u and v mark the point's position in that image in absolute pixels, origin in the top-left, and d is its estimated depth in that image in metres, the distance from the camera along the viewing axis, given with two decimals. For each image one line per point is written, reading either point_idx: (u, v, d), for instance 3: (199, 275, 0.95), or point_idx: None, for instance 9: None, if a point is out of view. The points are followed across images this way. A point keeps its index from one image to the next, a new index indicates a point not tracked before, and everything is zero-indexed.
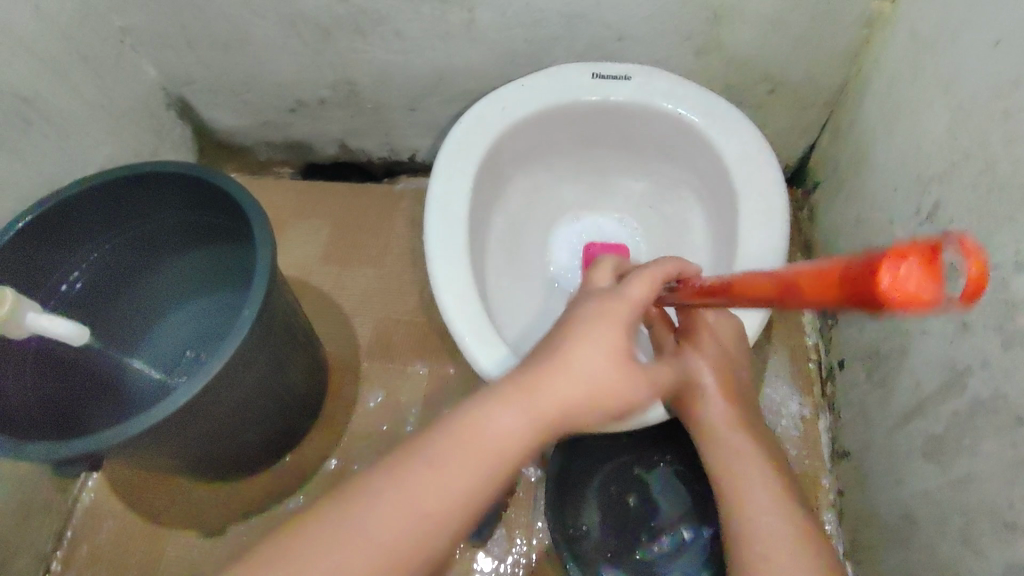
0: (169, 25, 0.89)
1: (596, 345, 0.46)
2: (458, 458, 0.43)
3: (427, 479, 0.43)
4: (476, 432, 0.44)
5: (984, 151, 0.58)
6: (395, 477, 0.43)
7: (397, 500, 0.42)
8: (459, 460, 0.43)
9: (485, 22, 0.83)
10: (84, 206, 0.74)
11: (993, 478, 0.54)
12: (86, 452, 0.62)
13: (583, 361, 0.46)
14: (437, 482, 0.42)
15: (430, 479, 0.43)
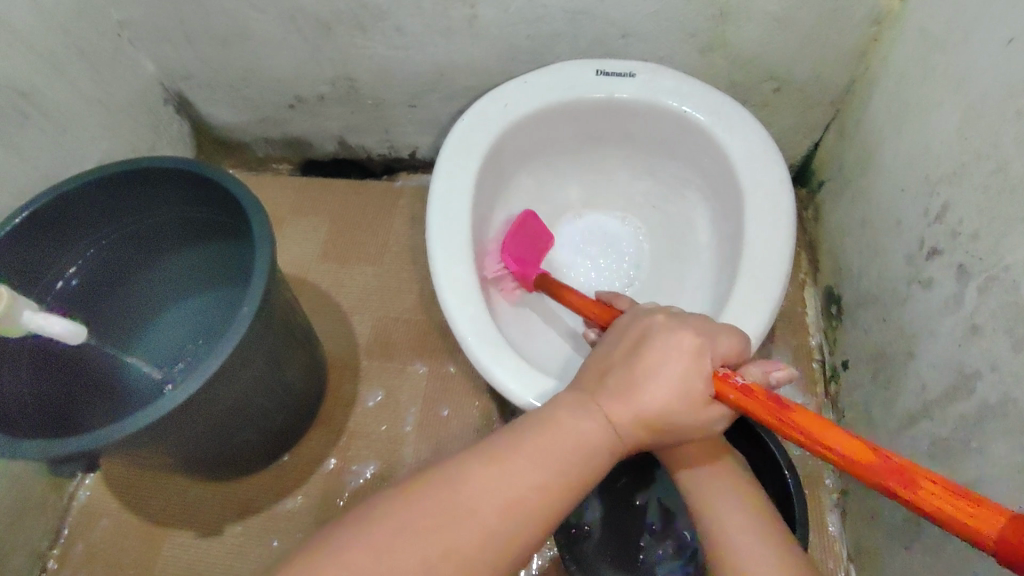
0: (167, 19, 0.88)
1: (684, 364, 0.47)
2: (540, 449, 0.45)
3: (505, 468, 0.44)
4: (555, 431, 0.46)
5: (996, 152, 0.57)
6: (477, 473, 0.44)
7: (479, 494, 0.43)
8: (542, 452, 0.45)
9: (489, 18, 0.82)
10: (81, 202, 0.74)
11: (1000, 484, 0.53)
12: (80, 452, 0.61)
13: (672, 379, 0.47)
14: (521, 474, 0.44)
15: (509, 468, 0.44)
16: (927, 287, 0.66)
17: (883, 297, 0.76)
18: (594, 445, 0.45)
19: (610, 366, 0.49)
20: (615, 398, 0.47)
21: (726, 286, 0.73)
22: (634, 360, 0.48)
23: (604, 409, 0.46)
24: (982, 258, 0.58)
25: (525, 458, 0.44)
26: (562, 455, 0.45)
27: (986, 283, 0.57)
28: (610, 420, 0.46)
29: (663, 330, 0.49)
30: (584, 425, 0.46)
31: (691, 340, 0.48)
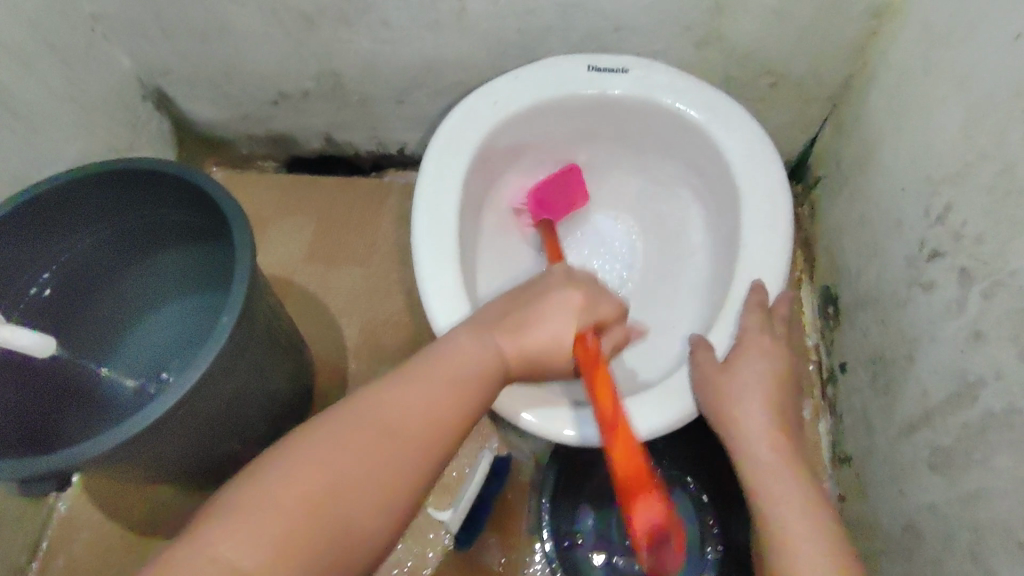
0: (142, 12, 0.85)
1: (566, 317, 0.56)
2: (434, 369, 0.49)
3: (407, 385, 0.48)
4: (446, 357, 0.50)
5: (1003, 152, 0.55)
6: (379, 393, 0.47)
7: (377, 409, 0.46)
8: (431, 369, 0.49)
9: (477, 11, 0.79)
10: (53, 208, 0.71)
11: (1006, 496, 0.51)
12: (52, 470, 0.59)
13: (553, 322, 0.56)
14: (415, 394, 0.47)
15: (408, 385, 0.48)
16: (928, 291, 0.64)
17: (881, 299, 0.74)
18: (485, 362, 0.51)
19: (513, 308, 0.56)
20: (508, 331, 0.54)
21: (722, 290, 0.71)
22: (532, 303, 0.57)
23: (495, 340, 0.53)
24: (987, 263, 0.56)
25: (420, 375, 0.49)
26: (449, 376, 0.49)
27: (990, 288, 0.56)
28: (499, 347, 0.53)
29: (558, 287, 0.58)
30: (478, 347, 0.52)
31: (578, 299, 0.58)
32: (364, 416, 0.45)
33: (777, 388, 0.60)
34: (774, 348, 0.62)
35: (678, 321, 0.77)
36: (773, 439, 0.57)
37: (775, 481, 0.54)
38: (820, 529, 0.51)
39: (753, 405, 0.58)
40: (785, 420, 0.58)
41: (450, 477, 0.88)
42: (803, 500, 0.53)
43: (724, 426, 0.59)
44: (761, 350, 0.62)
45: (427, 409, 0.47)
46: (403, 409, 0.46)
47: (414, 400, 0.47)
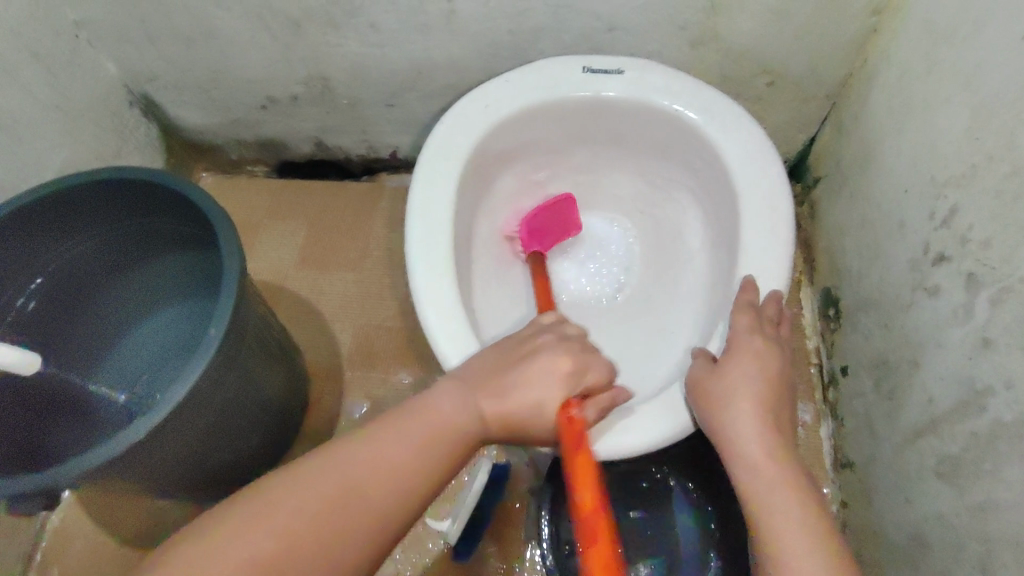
0: (126, 17, 0.83)
1: (548, 380, 0.56)
2: (404, 428, 0.51)
3: (378, 446, 0.49)
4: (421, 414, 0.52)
5: (1009, 154, 0.53)
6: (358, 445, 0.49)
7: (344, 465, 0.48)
8: (403, 432, 0.51)
9: (467, 12, 0.77)
10: (39, 216, 0.69)
11: (1017, 508, 0.50)
12: (36, 489, 0.57)
13: (531, 389, 0.56)
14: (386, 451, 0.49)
15: (377, 442, 0.50)
16: (932, 295, 0.63)
17: (884, 302, 0.72)
18: (459, 427, 0.53)
19: (493, 365, 0.57)
20: (489, 396, 0.55)
21: (721, 296, 0.69)
22: (518, 364, 0.57)
23: (473, 404, 0.54)
24: (994, 268, 0.55)
25: (393, 434, 0.50)
26: (421, 438, 0.51)
27: (998, 294, 0.54)
28: (477, 411, 0.54)
29: (545, 352, 0.58)
30: (453, 411, 0.53)
31: (566, 365, 0.57)
32: (330, 478, 0.47)
33: (773, 391, 0.58)
34: (766, 352, 0.60)
35: (677, 328, 0.75)
36: (769, 450, 0.54)
37: (771, 494, 0.52)
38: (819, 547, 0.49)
39: (748, 413, 0.56)
40: (780, 427, 0.56)
41: (450, 485, 0.87)
42: (801, 513, 0.51)
43: (718, 436, 0.56)
44: (755, 353, 0.59)
45: (391, 473, 0.48)
46: (372, 474, 0.48)
47: (381, 462, 0.49)
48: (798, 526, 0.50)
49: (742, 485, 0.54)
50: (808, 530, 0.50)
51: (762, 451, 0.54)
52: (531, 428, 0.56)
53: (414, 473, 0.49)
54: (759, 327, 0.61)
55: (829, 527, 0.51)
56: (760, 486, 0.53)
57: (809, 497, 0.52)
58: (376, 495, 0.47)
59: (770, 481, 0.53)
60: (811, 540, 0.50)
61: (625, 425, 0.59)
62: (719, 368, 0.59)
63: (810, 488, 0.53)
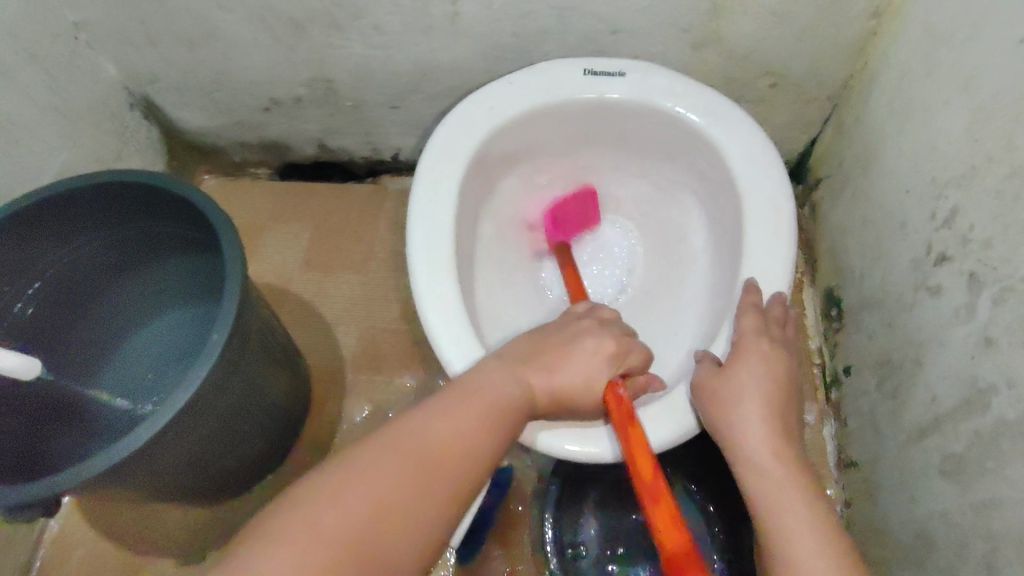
0: (127, 19, 0.83)
1: (593, 361, 0.59)
2: (466, 400, 0.52)
3: (442, 417, 0.50)
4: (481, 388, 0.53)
5: (1010, 155, 0.54)
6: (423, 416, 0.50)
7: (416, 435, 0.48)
8: (464, 402, 0.52)
9: (470, 14, 0.78)
10: (37, 222, 0.69)
11: (1021, 505, 0.50)
12: (39, 497, 0.57)
13: (581, 367, 0.59)
14: (454, 421, 0.50)
15: (441, 412, 0.50)
16: (935, 295, 0.63)
17: (887, 302, 0.73)
18: (514, 399, 0.54)
19: (540, 347, 0.59)
20: (539, 372, 0.57)
21: (725, 297, 0.70)
22: (565, 344, 0.60)
23: (529, 379, 0.56)
24: (996, 268, 0.55)
25: (455, 403, 0.51)
26: (483, 409, 0.52)
27: (1001, 294, 0.54)
28: (529, 385, 0.56)
29: (590, 335, 0.61)
30: (510, 384, 0.55)
31: (612, 344, 0.61)
32: (403, 448, 0.47)
33: (779, 394, 0.58)
34: (771, 353, 0.60)
35: (681, 329, 0.76)
36: (775, 448, 0.55)
37: (778, 492, 0.53)
38: (827, 542, 0.50)
39: (752, 412, 0.56)
40: (786, 427, 0.57)
41: None
42: (809, 515, 0.51)
43: (724, 437, 0.57)
44: (761, 357, 0.60)
45: (458, 440, 0.49)
46: (439, 443, 0.48)
47: (449, 431, 0.49)
48: (805, 527, 0.51)
49: (749, 484, 0.55)
50: (816, 531, 0.50)
51: (768, 453, 0.55)
52: (579, 403, 0.59)
53: (479, 439, 0.50)
54: (766, 330, 0.61)
55: (835, 524, 0.51)
56: (768, 488, 0.53)
57: (815, 493, 0.53)
58: (449, 462, 0.48)
59: (777, 482, 0.53)
60: (818, 540, 0.50)
61: None
62: (724, 369, 0.60)
63: (817, 489, 0.54)
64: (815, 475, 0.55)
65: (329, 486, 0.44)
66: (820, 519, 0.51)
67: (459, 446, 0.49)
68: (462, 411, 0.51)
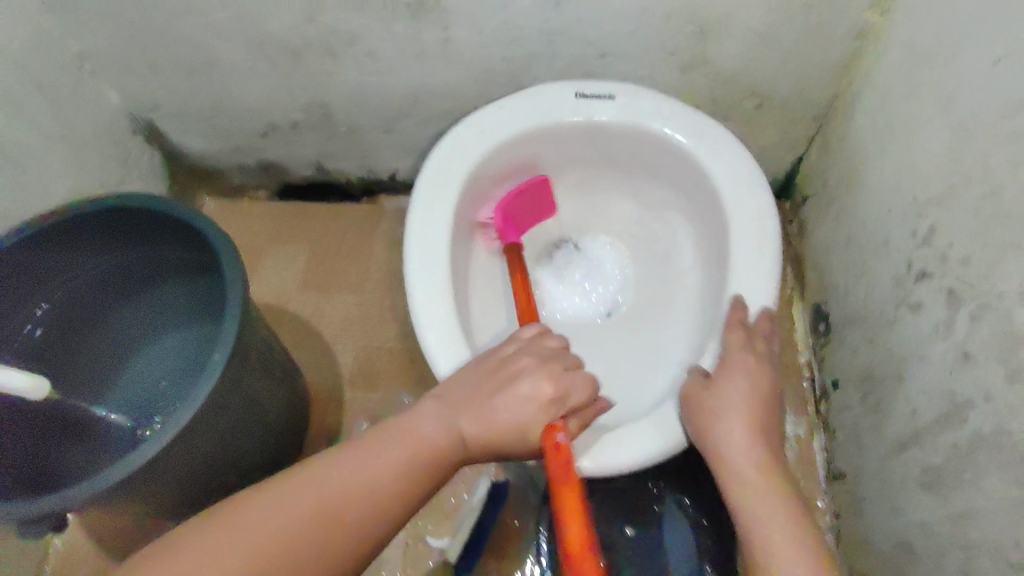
0: (131, 48, 0.85)
1: (529, 402, 0.57)
2: (385, 448, 0.52)
3: (357, 461, 0.51)
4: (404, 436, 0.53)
5: (987, 175, 0.56)
6: (337, 462, 0.50)
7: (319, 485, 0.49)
8: (382, 449, 0.52)
9: (463, 40, 0.80)
10: (48, 246, 0.71)
11: (995, 516, 0.52)
12: (48, 512, 0.59)
13: (512, 413, 0.56)
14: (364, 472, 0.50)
15: (356, 458, 0.51)
16: (916, 311, 0.65)
17: (870, 317, 0.74)
18: (436, 448, 0.53)
19: (473, 388, 0.58)
20: (472, 419, 0.56)
21: (713, 313, 0.71)
22: (500, 390, 0.57)
23: (454, 425, 0.55)
24: (974, 284, 0.57)
25: (367, 453, 0.51)
26: (398, 461, 0.52)
27: (978, 310, 0.56)
28: (456, 433, 0.55)
29: (528, 377, 0.58)
30: (433, 431, 0.54)
31: (547, 392, 0.58)
32: (311, 489, 0.48)
33: (763, 405, 0.60)
34: (758, 367, 0.62)
35: (673, 346, 0.77)
36: (757, 458, 0.56)
37: (760, 501, 0.54)
38: (802, 542, 0.51)
39: (738, 423, 0.58)
40: (768, 437, 0.58)
41: (449, 504, 0.88)
42: (788, 520, 0.53)
43: (709, 446, 0.58)
44: (746, 370, 0.61)
45: (365, 494, 0.49)
46: (345, 495, 0.49)
47: (357, 478, 0.50)
48: (784, 532, 0.52)
49: (732, 492, 0.56)
50: (795, 536, 0.52)
51: (750, 462, 0.56)
52: (514, 448, 0.57)
53: (389, 490, 0.50)
54: (752, 346, 0.63)
55: (816, 535, 0.52)
56: (749, 495, 0.54)
57: (792, 499, 0.54)
58: (355, 513, 0.48)
59: (758, 490, 0.54)
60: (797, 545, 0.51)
61: (620, 442, 0.61)
62: (711, 381, 0.61)
63: (798, 497, 0.55)
64: (797, 487, 0.56)
65: (223, 523, 0.46)
66: (799, 525, 0.53)
67: (367, 500, 0.49)
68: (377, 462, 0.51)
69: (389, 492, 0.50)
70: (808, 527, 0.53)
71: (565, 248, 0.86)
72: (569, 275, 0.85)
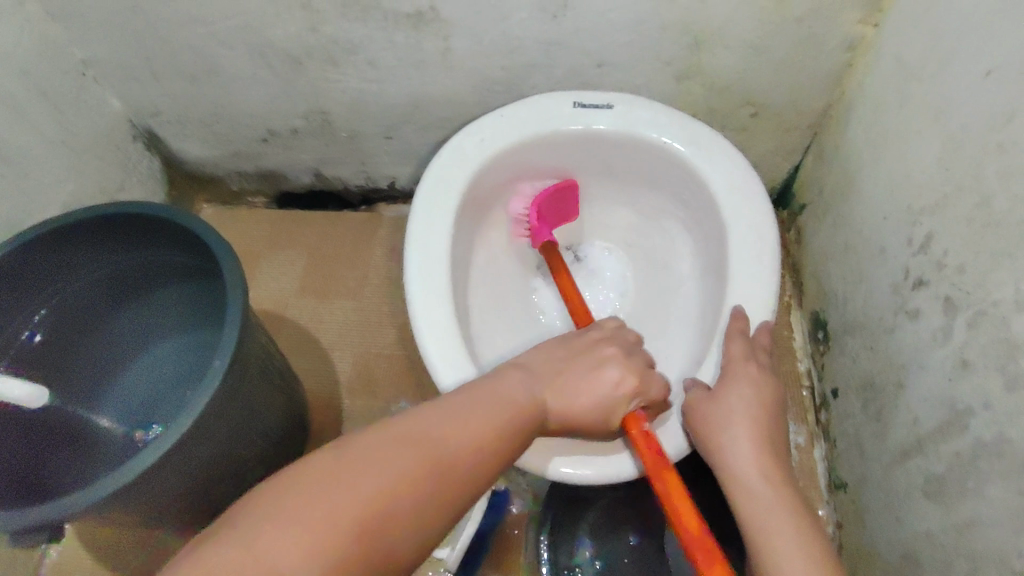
0: (133, 56, 0.86)
1: (609, 380, 0.60)
2: (485, 404, 0.52)
3: (450, 419, 0.49)
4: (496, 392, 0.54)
5: (979, 185, 0.56)
6: (442, 412, 0.50)
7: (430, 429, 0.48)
8: (476, 406, 0.51)
9: (461, 50, 0.81)
10: (50, 252, 0.71)
11: (999, 525, 0.52)
12: (45, 521, 0.58)
13: (598, 395, 0.59)
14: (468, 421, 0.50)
15: (453, 412, 0.50)
16: (913, 319, 0.65)
17: (869, 325, 0.75)
18: (528, 411, 0.54)
19: (562, 363, 0.60)
20: (557, 392, 0.57)
21: (712, 321, 0.71)
22: (585, 373, 0.60)
23: (542, 394, 0.56)
24: (970, 292, 0.57)
25: (472, 405, 0.51)
26: (499, 413, 0.52)
27: (975, 318, 0.56)
28: (544, 402, 0.56)
29: (611, 365, 0.61)
30: (523, 394, 0.55)
31: (633, 383, 0.60)
32: (411, 446, 0.46)
33: (767, 415, 0.60)
34: (761, 378, 0.62)
35: (671, 355, 0.77)
36: (765, 473, 0.56)
37: (770, 517, 0.54)
38: (810, 551, 0.51)
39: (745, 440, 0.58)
40: (773, 446, 0.58)
41: None
42: (795, 531, 0.53)
43: (717, 461, 0.58)
44: (750, 379, 0.61)
45: (471, 443, 0.49)
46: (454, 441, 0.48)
47: (466, 428, 0.49)
48: (793, 544, 0.52)
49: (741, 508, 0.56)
50: (804, 548, 0.52)
51: (756, 474, 0.56)
52: (591, 429, 0.59)
53: (495, 441, 0.50)
54: (755, 355, 0.63)
55: (827, 551, 0.52)
56: (756, 508, 0.55)
57: (800, 509, 0.54)
58: (458, 467, 0.47)
59: (765, 501, 0.55)
60: (806, 557, 0.51)
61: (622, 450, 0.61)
62: (715, 394, 0.61)
63: (805, 507, 0.55)
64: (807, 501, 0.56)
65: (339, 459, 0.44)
66: (808, 536, 0.52)
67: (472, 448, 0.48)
68: (482, 413, 0.51)
69: (492, 442, 0.50)
70: (817, 537, 0.53)
71: (566, 258, 0.87)
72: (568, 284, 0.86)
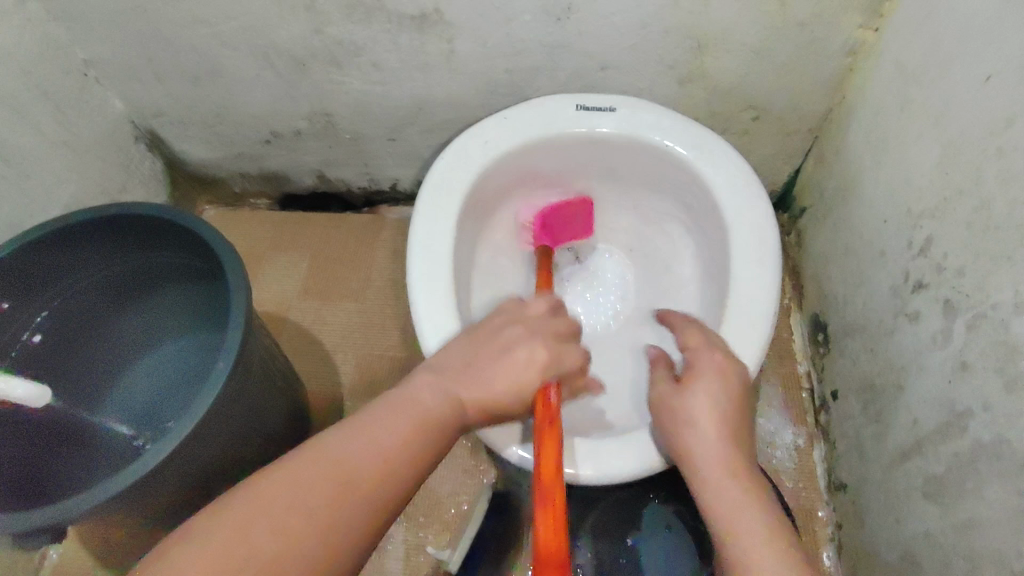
0: (135, 57, 0.86)
1: (519, 362, 0.55)
2: (395, 415, 0.49)
3: (360, 435, 0.47)
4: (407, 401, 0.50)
5: (978, 189, 0.57)
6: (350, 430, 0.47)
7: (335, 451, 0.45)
8: (384, 418, 0.48)
9: (465, 52, 0.81)
10: (54, 252, 0.72)
11: (998, 525, 0.52)
12: (46, 522, 0.58)
13: (507, 379, 0.54)
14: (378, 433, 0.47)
15: (359, 429, 0.47)
16: (913, 321, 0.66)
17: (869, 327, 0.75)
18: (441, 415, 0.51)
19: (470, 353, 0.55)
20: (468, 382, 0.53)
21: (714, 323, 0.72)
22: (496, 355, 0.55)
23: (453, 391, 0.52)
24: (969, 295, 0.58)
25: (379, 418, 0.48)
26: (412, 424, 0.49)
27: (974, 320, 0.57)
28: (456, 400, 0.52)
29: (521, 345, 0.56)
30: (435, 397, 0.51)
31: (542, 354, 0.56)
32: (320, 466, 0.44)
33: (733, 409, 0.57)
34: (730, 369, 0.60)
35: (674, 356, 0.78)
36: (730, 469, 0.53)
37: (735, 514, 0.50)
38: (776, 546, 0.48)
39: (710, 433, 0.55)
40: (740, 442, 0.56)
41: (451, 514, 0.88)
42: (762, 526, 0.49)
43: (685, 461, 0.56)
44: (717, 370, 0.59)
45: (380, 457, 0.46)
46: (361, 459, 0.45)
47: (374, 443, 0.47)
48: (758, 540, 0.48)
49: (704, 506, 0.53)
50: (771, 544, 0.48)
51: (722, 470, 0.53)
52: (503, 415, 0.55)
53: (406, 453, 0.47)
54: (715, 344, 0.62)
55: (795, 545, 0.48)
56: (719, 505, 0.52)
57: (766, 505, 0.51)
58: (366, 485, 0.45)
59: (729, 497, 0.52)
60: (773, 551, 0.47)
61: (621, 448, 0.62)
62: (681, 388, 0.59)
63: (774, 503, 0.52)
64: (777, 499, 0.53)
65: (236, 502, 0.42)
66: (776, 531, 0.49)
67: (382, 461, 0.46)
68: (391, 424, 0.48)
69: (403, 454, 0.47)
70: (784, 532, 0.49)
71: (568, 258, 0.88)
72: (565, 285, 0.86)
